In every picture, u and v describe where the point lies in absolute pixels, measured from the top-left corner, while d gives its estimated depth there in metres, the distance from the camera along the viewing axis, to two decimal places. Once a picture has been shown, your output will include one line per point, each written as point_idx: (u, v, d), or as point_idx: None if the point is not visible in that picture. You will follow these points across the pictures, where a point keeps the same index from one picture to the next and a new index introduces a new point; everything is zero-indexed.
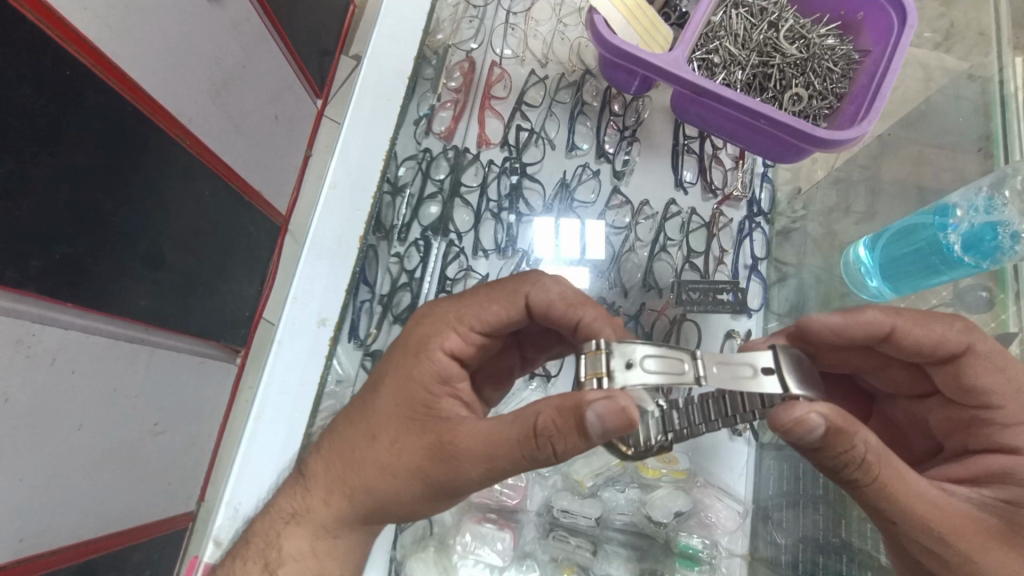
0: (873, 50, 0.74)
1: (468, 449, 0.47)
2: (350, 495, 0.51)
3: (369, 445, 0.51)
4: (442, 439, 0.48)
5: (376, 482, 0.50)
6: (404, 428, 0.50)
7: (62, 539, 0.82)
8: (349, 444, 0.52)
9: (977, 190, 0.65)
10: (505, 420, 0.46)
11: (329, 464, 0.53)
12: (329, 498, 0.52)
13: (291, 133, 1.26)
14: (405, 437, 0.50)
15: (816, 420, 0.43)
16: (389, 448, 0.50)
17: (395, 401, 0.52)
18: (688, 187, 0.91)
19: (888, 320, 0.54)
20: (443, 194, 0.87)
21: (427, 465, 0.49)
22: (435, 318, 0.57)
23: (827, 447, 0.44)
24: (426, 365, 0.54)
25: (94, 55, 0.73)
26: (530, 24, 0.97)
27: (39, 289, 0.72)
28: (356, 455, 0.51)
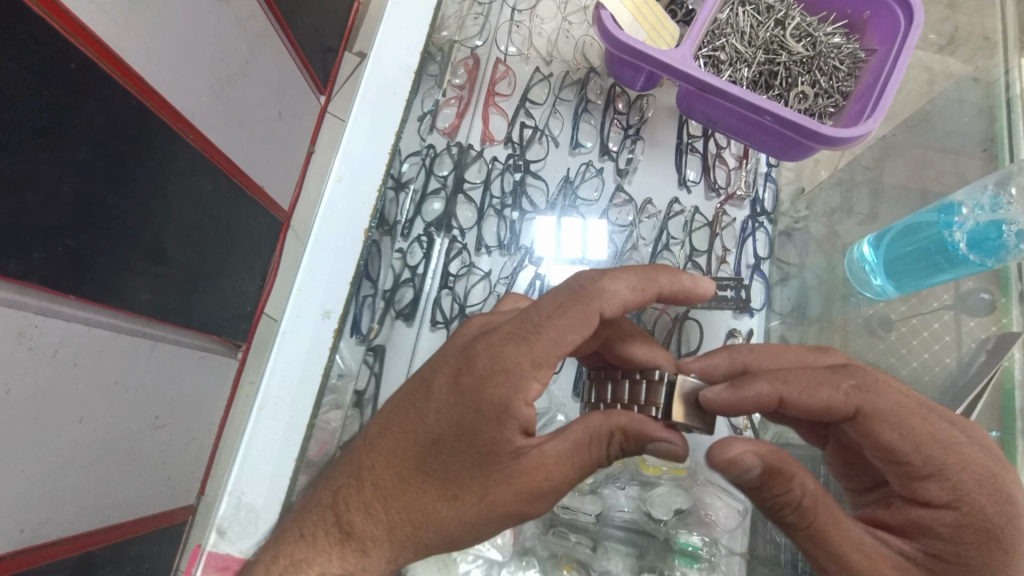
0: (879, 49, 0.74)
1: (554, 477, 0.48)
2: (419, 541, 0.48)
3: (445, 504, 0.47)
4: (529, 482, 0.47)
5: (456, 530, 0.48)
6: (485, 482, 0.47)
7: (62, 532, 0.82)
8: (412, 501, 0.48)
9: (982, 189, 0.65)
10: (576, 436, 0.49)
11: (382, 510, 0.48)
12: (394, 552, 0.49)
13: (294, 129, 1.26)
14: (489, 488, 0.47)
15: (755, 458, 0.45)
16: (472, 500, 0.47)
17: (461, 460, 0.47)
18: (690, 186, 0.91)
19: (775, 391, 0.49)
20: (446, 191, 0.87)
21: (516, 506, 0.48)
22: (497, 355, 0.46)
23: (769, 488, 0.46)
24: (494, 412, 0.45)
25: (99, 48, 0.73)
26: (535, 22, 0.97)
27: (41, 282, 0.72)
28: (426, 514, 0.47)
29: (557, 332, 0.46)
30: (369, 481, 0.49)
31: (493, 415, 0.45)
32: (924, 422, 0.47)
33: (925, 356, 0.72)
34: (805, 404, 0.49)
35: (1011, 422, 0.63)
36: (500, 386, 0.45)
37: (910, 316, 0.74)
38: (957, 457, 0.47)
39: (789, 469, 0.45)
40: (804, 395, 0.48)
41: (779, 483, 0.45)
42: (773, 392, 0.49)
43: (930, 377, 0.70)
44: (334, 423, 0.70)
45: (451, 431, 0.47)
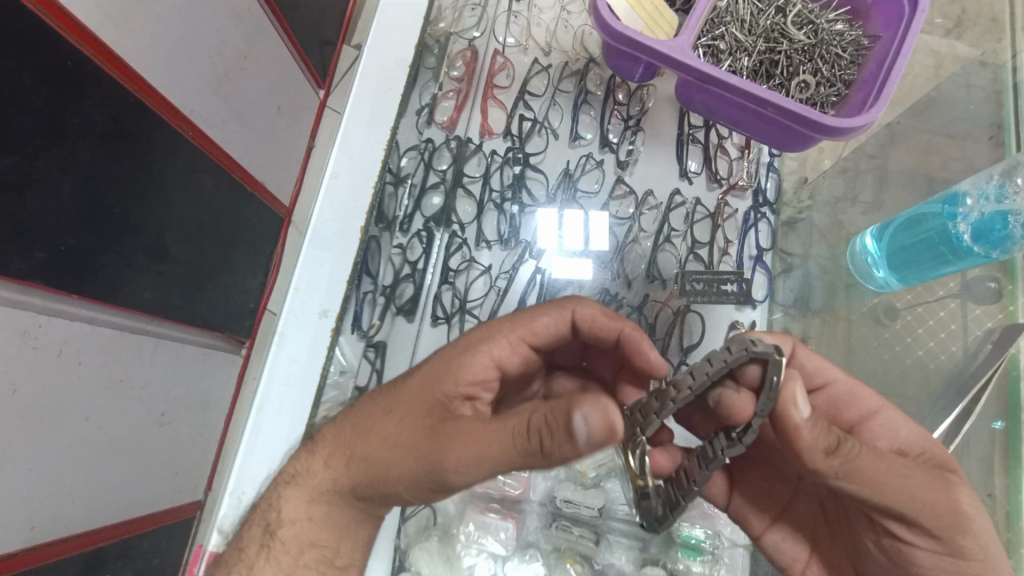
0: (882, 35, 0.73)
1: (478, 440, 0.45)
2: (360, 474, 0.51)
3: (379, 420, 0.53)
4: (446, 429, 0.48)
5: (376, 457, 0.50)
6: (416, 415, 0.52)
7: (71, 529, 0.83)
8: (359, 420, 0.54)
9: (988, 177, 0.63)
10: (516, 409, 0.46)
11: (350, 435, 0.54)
12: (332, 468, 0.54)
13: (293, 124, 1.25)
14: (418, 421, 0.51)
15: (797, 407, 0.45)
16: (398, 428, 0.51)
17: (426, 403, 0.53)
18: (692, 177, 0.90)
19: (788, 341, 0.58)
20: (445, 184, 0.87)
21: (425, 449, 0.48)
22: (505, 327, 0.59)
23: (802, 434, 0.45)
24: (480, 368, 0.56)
25: (94, 45, 0.72)
26: (533, 12, 0.95)
27: (45, 281, 0.72)
28: (372, 448, 0.51)
29: (531, 319, 0.59)
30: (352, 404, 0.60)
31: (456, 365, 0.55)
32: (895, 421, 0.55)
33: (931, 343, 0.71)
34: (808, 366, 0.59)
35: (1017, 409, 0.62)
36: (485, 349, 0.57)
37: (915, 304, 0.74)
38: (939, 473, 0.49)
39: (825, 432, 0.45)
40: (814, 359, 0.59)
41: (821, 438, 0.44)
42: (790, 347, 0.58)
43: (935, 367, 0.70)
44: None
45: (420, 374, 0.56)
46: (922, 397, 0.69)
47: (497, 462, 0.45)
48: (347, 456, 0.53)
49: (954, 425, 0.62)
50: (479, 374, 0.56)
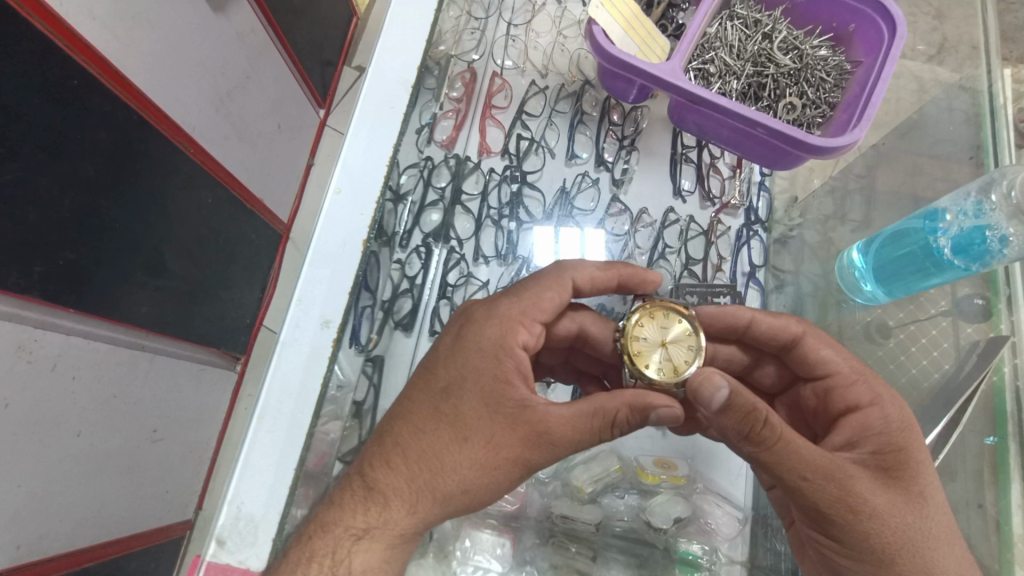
0: (864, 60, 0.76)
1: (553, 425, 0.49)
2: (439, 494, 0.49)
3: (456, 446, 0.49)
4: (534, 425, 0.50)
5: (470, 475, 0.49)
6: (492, 424, 0.50)
7: (59, 547, 0.82)
8: (425, 447, 0.50)
9: (966, 195, 0.65)
10: (510, 368, 0.53)
11: (400, 456, 0.50)
12: (410, 503, 0.49)
13: (293, 142, 1.28)
14: (497, 428, 0.50)
15: (723, 394, 0.46)
16: (481, 442, 0.49)
17: (477, 400, 0.51)
18: (685, 196, 0.91)
19: (745, 313, 0.63)
20: (444, 202, 0.89)
21: (518, 448, 0.50)
22: (493, 308, 0.57)
23: (725, 417, 0.47)
24: (492, 348, 0.54)
25: (100, 65, 0.74)
26: (530, 36, 0.99)
27: (41, 296, 0.73)
28: (438, 460, 0.49)
29: (537, 297, 0.58)
30: (386, 427, 0.52)
31: (496, 352, 0.53)
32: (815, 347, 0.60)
33: (924, 362, 0.72)
34: (768, 331, 0.62)
35: (1003, 425, 0.63)
36: (513, 326, 0.55)
37: (907, 322, 0.76)
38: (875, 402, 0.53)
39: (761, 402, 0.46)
40: (772, 324, 0.62)
41: (738, 415, 0.46)
42: (746, 317, 0.63)
43: (927, 383, 0.70)
44: (333, 434, 0.69)
45: (464, 379, 0.52)
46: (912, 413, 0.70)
47: (589, 442, 0.51)
48: (409, 478, 0.49)
49: (941, 438, 0.63)
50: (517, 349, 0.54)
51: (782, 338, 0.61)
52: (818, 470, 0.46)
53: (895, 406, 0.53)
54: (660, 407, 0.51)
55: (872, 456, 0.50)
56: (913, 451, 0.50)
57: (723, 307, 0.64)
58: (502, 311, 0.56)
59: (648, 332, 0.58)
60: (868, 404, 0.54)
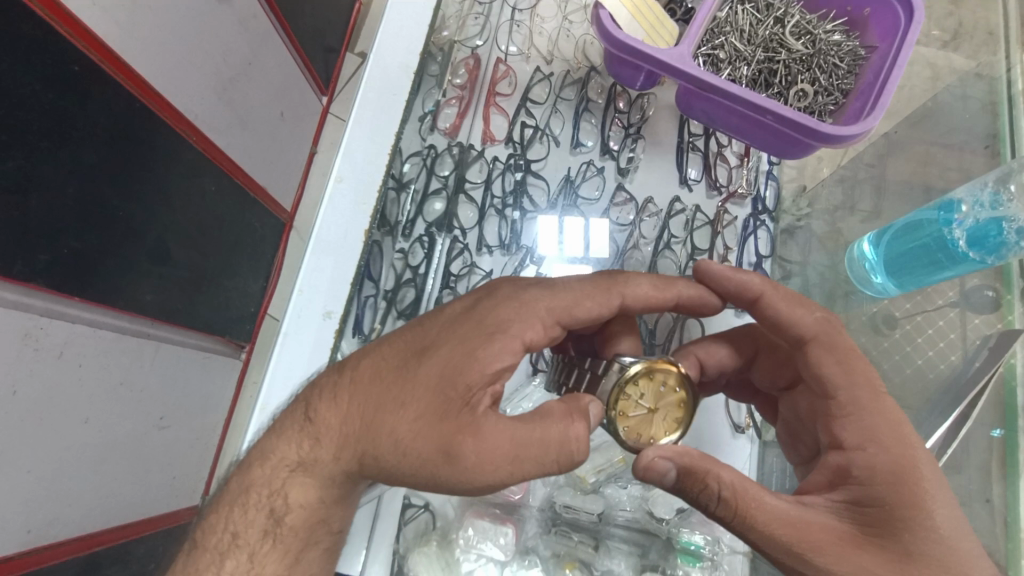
0: (879, 46, 0.74)
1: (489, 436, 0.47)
2: (363, 453, 0.49)
3: (393, 417, 0.48)
4: (472, 425, 0.47)
5: (395, 449, 0.48)
6: (432, 407, 0.48)
7: (69, 532, 0.82)
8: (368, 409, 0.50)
9: (982, 186, 0.64)
10: (498, 352, 0.50)
11: (346, 399, 0.51)
12: (338, 447, 0.50)
13: (297, 130, 1.27)
14: (434, 413, 0.48)
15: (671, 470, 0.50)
16: (415, 419, 0.48)
17: (432, 375, 0.49)
18: (692, 185, 0.91)
19: (762, 285, 0.59)
20: (447, 190, 0.87)
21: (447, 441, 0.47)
22: (522, 298, 0.54)
23: (683, 492, 0.51)
24: (489, 327, 0.52)
25: (102, 51, 0.73)
26: (535, 21, 0.97)
27: (47, 283, 0.73)
28: (372, 417, 0.49)
29: (574, 301, 0.56)
30: (341, 380, 0.53)
31: (482, 337, 0.51)
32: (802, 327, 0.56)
33: (930, 354, 0.72)
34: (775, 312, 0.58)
35: (1012, 418, 0.63)
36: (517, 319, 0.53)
37: (915, 313, 0.75)
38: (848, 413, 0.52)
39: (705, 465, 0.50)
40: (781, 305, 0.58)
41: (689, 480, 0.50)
42: (755, 291, 0.59)
43: (934, 375, 0.70)
44: None
45: (439, 350, 0.51)
46: (919, 405, 0.69)
47: (522, 467, 0.47)
48: (344, 424, 0.50)
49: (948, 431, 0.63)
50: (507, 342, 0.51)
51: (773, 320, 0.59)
52: (778, 533, 0.47)
53: (883, 452, 0.49)
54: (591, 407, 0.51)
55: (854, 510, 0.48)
56: (898, 506, 0.47)
57: (742, 272, 0.60)
58: (528, 298, 0.54)
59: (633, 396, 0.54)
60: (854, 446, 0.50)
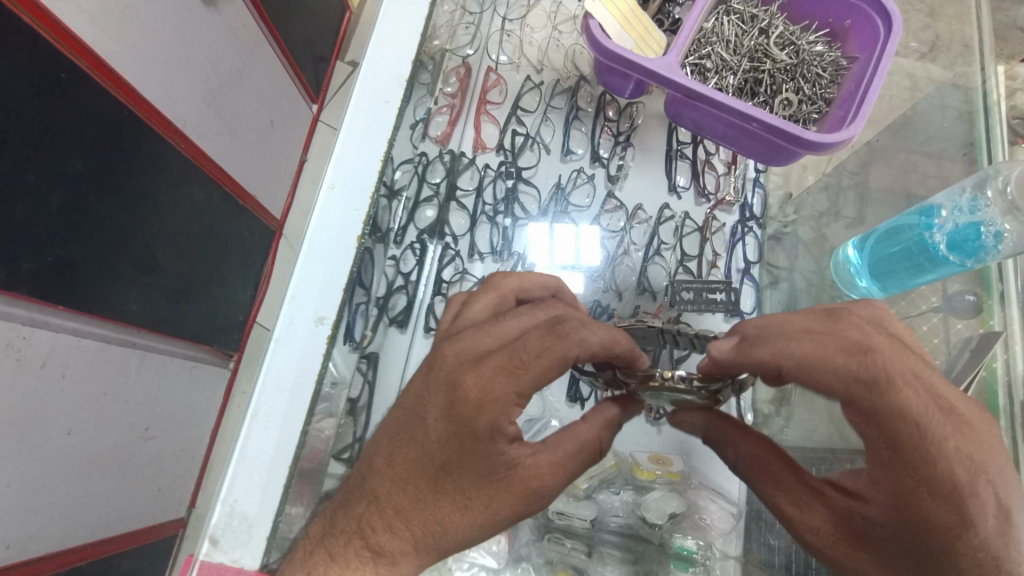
0: (858, 57, 0.76)
1: (547, 483, 0.49)
2: (429, 537, 0.49)
3: (453, 516, 0.48)
4: (524, 474, 0.48)
5: (463, 538, 0.50)
6: (490, 490, 0.48)
7: (49, 547, 0.81)
8: (424, 509, 0.49)
9: (961, 191, 0.66)
10: (472, 394, 0.46)
11: (386, 494, 0.49)
12: (404, 542, 0.49)
13: (287, 138, 1.27)
14: (485, 489, 0.48)
15: (699, 421, 0.54)
16: (472, 503, 0.48)
17: (450, 454, 0.47)
18: (680, 192, 0.92)
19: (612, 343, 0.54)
20: (438, 198, 0.89)
21: (511, 509, 0.49)
22: (461, 341, 0.49)
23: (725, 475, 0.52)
24: (452, 393, 0.47)
25: (90, 58, 0.73)
26: (525, 31, 0.98)
27: (31, 292, 0.72)
28: (425, 502, 0.48)
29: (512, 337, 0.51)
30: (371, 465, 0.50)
31: (516, 399, 0.46)
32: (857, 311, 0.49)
33: None
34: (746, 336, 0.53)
35: (994, 420, 0.64)
36: (550, 368, 0.45)
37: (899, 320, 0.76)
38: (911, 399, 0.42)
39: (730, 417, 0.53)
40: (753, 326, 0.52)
41: (721, 433, 0.53)
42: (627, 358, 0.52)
43: None
44: (327, 431, 0.71)
45: (439, 424, 0.47)
46: None
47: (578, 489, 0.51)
48: (397, 517, 0.49)
49: None
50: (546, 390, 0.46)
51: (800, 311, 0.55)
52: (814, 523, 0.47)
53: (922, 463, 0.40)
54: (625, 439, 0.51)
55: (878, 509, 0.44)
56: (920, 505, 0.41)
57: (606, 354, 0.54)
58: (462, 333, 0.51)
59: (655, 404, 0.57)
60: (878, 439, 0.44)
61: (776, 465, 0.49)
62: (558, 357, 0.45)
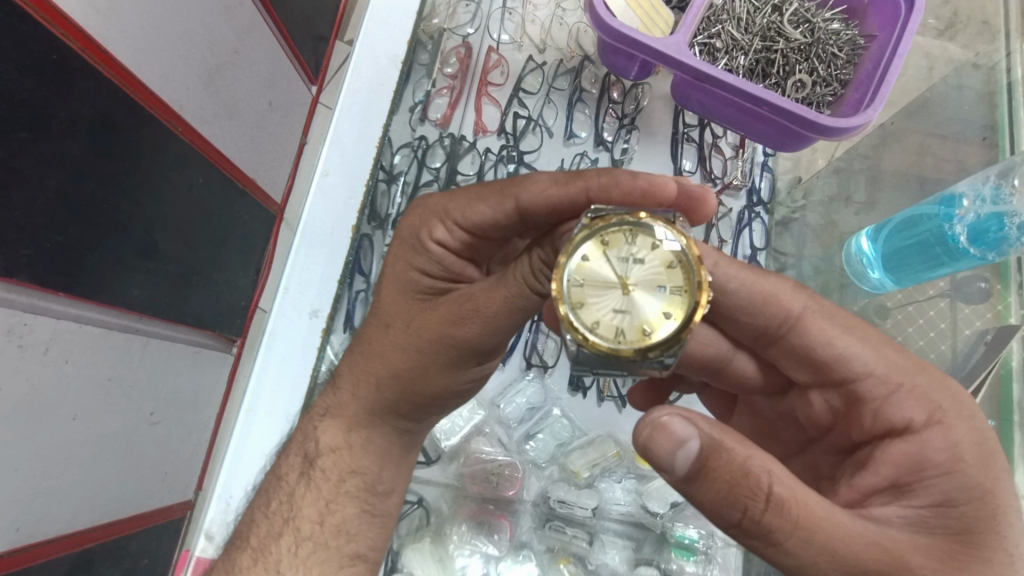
0: (879, 34, 0.73)
1: (479, 306, 0.52)
2: (376, 367, 0.57)
3: (382, 330, 0.58)
4: (458, 298, 0.54)
5: (393, 358, 0.56)
6: (420, 306, 0.56)
7: (57, 529, 0.81)
8: (367, 330, 0.59)
9: (984, 180, 0.64)
10: (417, 221, 0.59)
11: (358, 333, 0.61)
12: (354, 374, 0.59)
13: (287, 120, 1.24)
14: (418, 314, 0.56)
15: (691, 447, 0.38)
16: (405, 325, 0.56)
17: (397, 283, 0.59)
18: (687, 176, 0.89)
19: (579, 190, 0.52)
20: (439, 182, 0.86)
21: (435, 335, 0.54)
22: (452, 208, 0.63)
23: (698, 488, 0.39)
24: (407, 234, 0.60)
25: (83, 39, 0.71)
26: (528, 8, 0.94)
27: (30, 278, 0.71)
28: (374, 331, 0.58)
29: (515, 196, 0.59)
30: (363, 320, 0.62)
31: (439, 217, 0.58)
32: (910, 412, 0.45)
33: (921, 342, 0.72)
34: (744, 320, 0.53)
35: (1007, 413, 0.64)
36: (491, 209, 0.55)
37: (905, 304, 0.75)
38: (948, 521, 0.40)
39: (738, 451, 0.38)
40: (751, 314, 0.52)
41: (720, 488, 0.38)
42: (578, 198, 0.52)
43: None
44: None
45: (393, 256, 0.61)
46: None
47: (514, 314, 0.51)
48: (354, 347, 0.60)
49: None
50: (486, 226, 0.56)
51: (821, 358, 0.50)
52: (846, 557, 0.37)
53: (960, 431, 0.43)
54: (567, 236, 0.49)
55: (932, 513, 0.41)
56: (985, 522, 0.40)
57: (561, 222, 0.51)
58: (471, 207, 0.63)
59: (577, 283, 0.44)
60: (922, 423, 0.44)
61: (816, 569, 0.38)
62: (502, 197, 0.54)
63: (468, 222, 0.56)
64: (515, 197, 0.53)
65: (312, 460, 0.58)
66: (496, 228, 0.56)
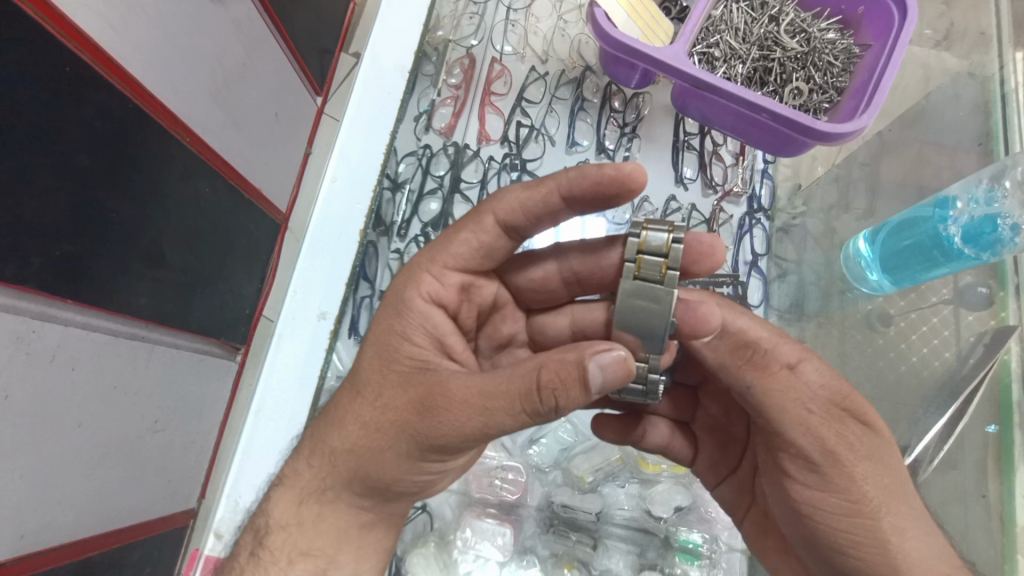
0: (873, 44, 0.75)
1: (457, 400, 0.48)
2: (347, 447, 0.54)
3: (352, 397, 0.55)
4: (435, 389, 0.50)
5: (355, 436, 0.53)
6: (392, 383, 0.53)
7: (62, 537, 0.81)
8: (344, 403, 0.56)
9: (977, 183, 0.65)
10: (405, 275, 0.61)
11: (337, 401, 0.57)
12: (331, 455, 0.55)
13: (292, 132, 1.26)
14: (388, 389, 0.53)
15: (715, 330, 0.53)
16: (374, 400, 0.53)
17: (377, 350, 0.56)
18: (688, 184, 0.91)
19: (549, 192, 0.56)
20: (443, 190, 0.86)
21: (405, 422, 0.51)
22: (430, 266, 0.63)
23: (718, 346, 0.52)
24: (396, 298, 0.60)
25: (94, 51, 0.72)
26: (530, 20, 0.96)
27: (39, 287, 0.72)
28: (346, 404, 0.55)
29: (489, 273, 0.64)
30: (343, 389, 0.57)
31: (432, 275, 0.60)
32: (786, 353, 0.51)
33: (925, 351, 0.73)
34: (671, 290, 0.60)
35: (1008, 414, 0.64)
36: (474, 236, 0.60)
37: (909, 311, 0.76)
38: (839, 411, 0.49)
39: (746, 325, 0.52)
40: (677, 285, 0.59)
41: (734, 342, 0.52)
42: (552, 200, 0.56)
43: (928, 373, 0.72)
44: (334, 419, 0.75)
45: (384, 321, 0.59)
46: (918, 402, 0.70)
47: (494, 420, 0.47)
48: (330, 418, 0.56)
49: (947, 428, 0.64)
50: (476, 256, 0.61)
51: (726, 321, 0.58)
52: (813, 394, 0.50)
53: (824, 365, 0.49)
54: (601, 352, 0.45)
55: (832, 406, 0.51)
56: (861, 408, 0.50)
57: (528, 207, 0.57)
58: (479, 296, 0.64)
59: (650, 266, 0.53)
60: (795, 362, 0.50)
61: (790, 390, 0.50)
62: (480, 217, 0.59)
63: (456, 260, 0.61)
64: (492, 212, 0.58)
65: (263, 538, 0.57)
66: (485, 254, 0.61)
